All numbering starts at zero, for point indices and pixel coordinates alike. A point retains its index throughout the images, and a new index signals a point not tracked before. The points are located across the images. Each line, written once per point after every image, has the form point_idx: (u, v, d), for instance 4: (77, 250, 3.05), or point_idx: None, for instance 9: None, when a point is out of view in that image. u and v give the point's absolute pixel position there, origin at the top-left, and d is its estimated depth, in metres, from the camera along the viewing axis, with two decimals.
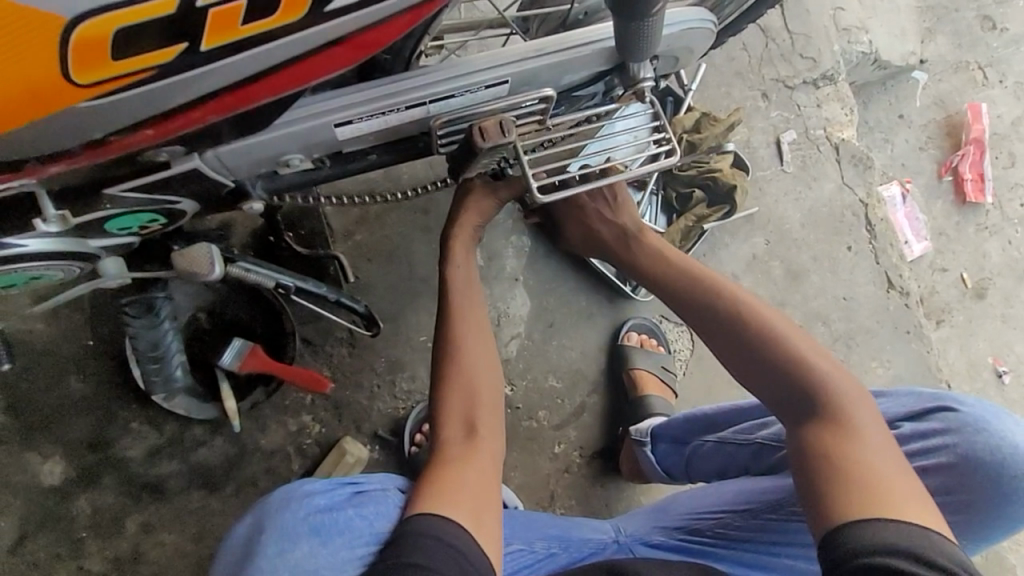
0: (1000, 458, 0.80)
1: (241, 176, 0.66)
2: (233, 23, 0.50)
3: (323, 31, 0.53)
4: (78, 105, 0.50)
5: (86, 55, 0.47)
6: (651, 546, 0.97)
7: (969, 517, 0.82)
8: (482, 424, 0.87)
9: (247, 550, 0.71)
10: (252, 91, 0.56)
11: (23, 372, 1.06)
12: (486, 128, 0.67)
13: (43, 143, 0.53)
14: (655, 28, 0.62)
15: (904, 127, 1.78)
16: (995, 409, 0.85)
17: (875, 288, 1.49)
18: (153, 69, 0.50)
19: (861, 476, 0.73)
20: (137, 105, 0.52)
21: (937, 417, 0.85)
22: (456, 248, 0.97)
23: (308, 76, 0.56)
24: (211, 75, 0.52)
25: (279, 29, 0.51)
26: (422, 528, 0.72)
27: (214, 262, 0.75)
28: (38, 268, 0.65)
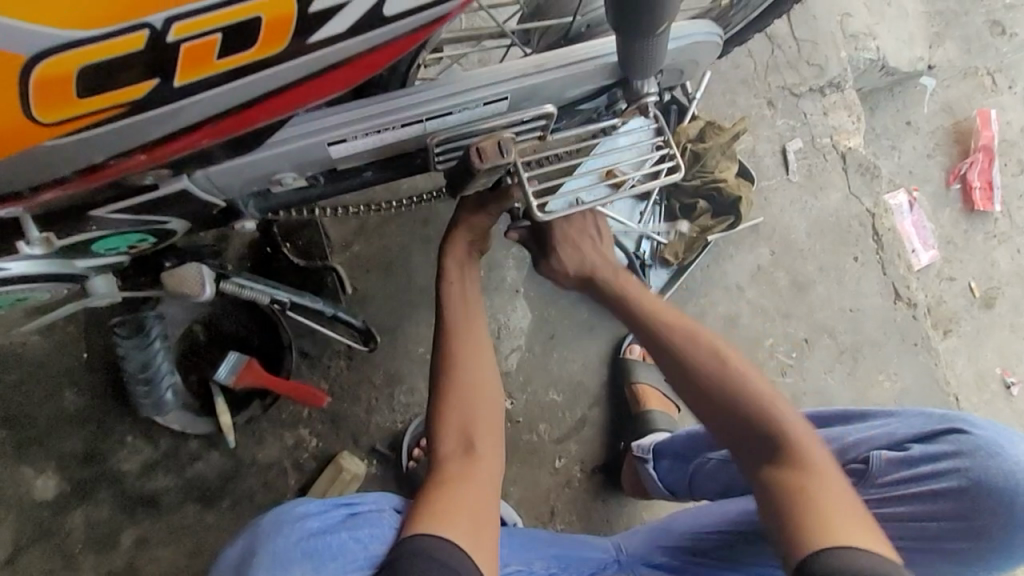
0: (1014, 484, 0.76)
1: (233, 195, 0.64)
2: (208, 57, 0.48)
3: (311, 60, 0.51)
4: (47, 143, 0.49)
5: (49, 94, 0.45)
6: (652, 566, 0.98)
7: (982, 545, 0.79)
8: (478, 443, 0.85)
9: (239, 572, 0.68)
10: (240, 119, 0.54)
11: (16, 386, 1.04)
12: (484, 149, 0.65)
13: (29, 174, 0.51)
14: (660, 44, 0.60)
15: (912, 134, 1.76)
16: (1009, 432, 0.82)
17: (882, 299, 1.46)
18: (123, 106, 0.48)
19: (818, 509, 0.71)
20: (119, 136, 0.50)
21: (947, 440, 0.82)
22: (452, 263, 0.95)
23: (298, 102, 0.55)
24: (196, 105, 0.51)
25: (261, 62, 0.49)
26: (420, 548, 0.69)
27: (205, 283, 0.73)
28: (24, 289, 0.63)
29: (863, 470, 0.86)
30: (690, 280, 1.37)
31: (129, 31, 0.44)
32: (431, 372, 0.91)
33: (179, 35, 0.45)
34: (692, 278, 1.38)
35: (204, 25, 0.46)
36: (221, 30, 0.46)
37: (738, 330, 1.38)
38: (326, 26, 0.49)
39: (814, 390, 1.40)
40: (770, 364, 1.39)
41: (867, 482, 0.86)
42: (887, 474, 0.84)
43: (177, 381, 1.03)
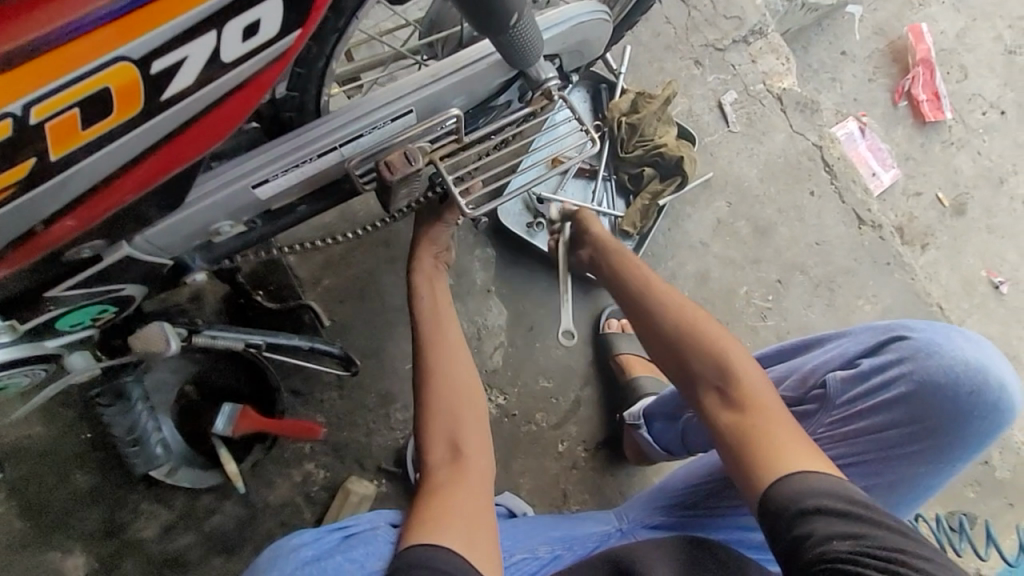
0: (954, 377, 0.81)
1: (177, 251, 0.69)
2: (75, 130, 0.50)
3: (180, 110, 0.55)
4: None
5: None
6: (652, 527, 0.98)
7: (937, 440, 0.83)
8: (470, 444, 0.89)
9: None
10: (134, 178, 0.57)
11: (30, 478, 1.08)
12: (392, 161, 0.68)
13: None
14: (526, 32, 0.62)
15: (849, 63, 1.79)
16: (946, 328, 0.85)
17: (846, 227, 1.49)
18: (10, 188, 0.50)
19: (770, 441, 0.78)
20: (18, 216, 0.53)
21: (893, 348, 0.84)
22: (420, 278, 1.00)
23: (189, 151, 0.59)
24: (84, 173, 0.53)
25: (126, 124, 0.52)
26: (415, 560, 0.72)
27: (169, 338, 0.76)
28: (3, 377, 0.67)
29: (823, 394, 0.87)
30: (655, 247, 1.40)
31: None
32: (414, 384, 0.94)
33: (41, 116, 0.47)
34: (657, 244, 1.41)
35: (60, 103, 0.47)
36: (79, 103, 0.48)
37: (711, 285, 1.41)
38: (175, 80, 0.52)
39: (797, 328, 1.43)
40: (749, 311, 1.42)
41: (829, 405, 0.87)
42: (846, 393, 0.86)
43: (165, 436, 1.07)
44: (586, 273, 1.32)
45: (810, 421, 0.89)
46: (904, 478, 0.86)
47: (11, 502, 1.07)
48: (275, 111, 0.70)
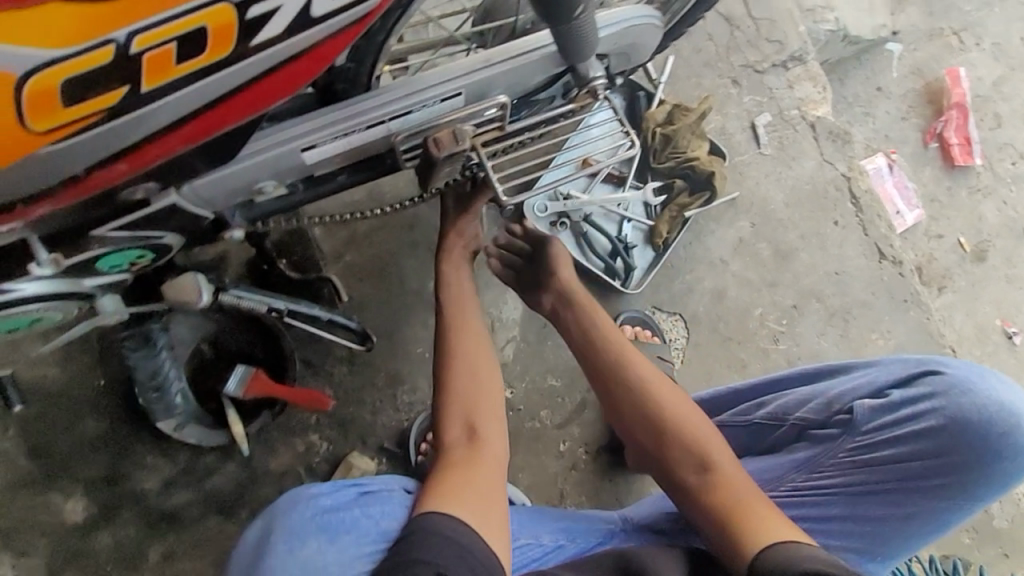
0: (986, 416, 0.83)
1: (219, 207, 0.70)
2: (168, 64, 0.52)
3: (266, 57, 0.56)
4: (44, 149, 0.52)
5: (36, 105, 0.49)
6: (658, 531, 0.99)
7: (960, 477, 0.84)
8: (485, 428, 0.91)
9: (258, 550, 0.72)
10: (212, 119, 0.58)
11: (40, 417, 1.10)
12: (440, 138, 0.70)
13: (33, 181, 0.55)
14: (588, 26, 0.64)
15: (884, 99, 1.79)
16: (978, 369, 0.88)
17: (867, 260, 1.49)
18: (100, 113, 0.52)
19: (746, 516, 0.82)
20: (100, 143, 0.54)
21: (925, 382, 0.87)
22: (449, 264, 1.02)
23: (266, 99, 0.60)
24: (167, 108, 0.55)
25: (215, 64, 0.54)
26: (431, 527, 0.73)
27: (202, 290, 0.78)
28: (36, 310, 0.67)
29: (850, 420, 0.89)
30: (675, 259, 1.41)
31: (98, 46, 0.48)
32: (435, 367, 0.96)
33: (141, 46, 0.49)
34: (677, 257, 1.41)
35: (161, 35, 0.50)
36: (177, 38, 0.50)
37: (727, 303, 1.42)
38: (266, 26, 0.53)
39: (807, 355, 1.43)
40: (762, 333, 1.42)
41: (853, 430, 0.89)
42: (873, 421, 0.88)
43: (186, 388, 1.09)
44: (604, 277, 1.34)
45: (833, 444, 0.90)
46: (924, 513, 0.86)
47: (19, 440, 1.09)
48: (329, 81, 0.71)
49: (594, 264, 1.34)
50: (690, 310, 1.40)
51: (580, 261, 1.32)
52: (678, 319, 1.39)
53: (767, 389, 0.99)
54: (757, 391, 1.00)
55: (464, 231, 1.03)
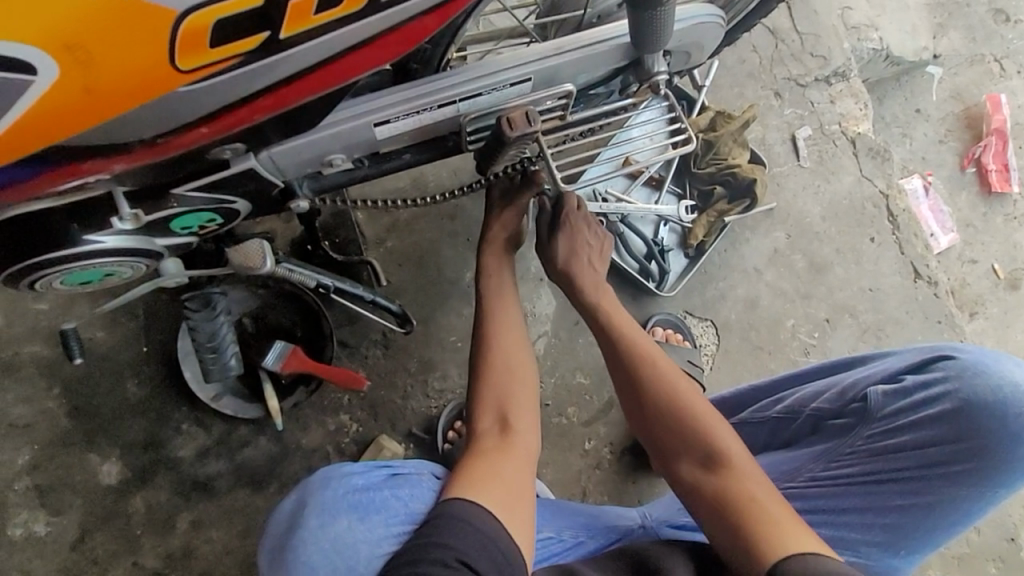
0: (1001, 397, 0.80)
1: (289, 176, 0.72)
2: (307, 13, 0.54)
3: (390, 16, 0.58)
4: (179, 90, 0.54)
5: (186, 43, 0.52)
6: (678, 527, 0.95)
7: (983, 462, 0.81)
8: (519, 422, 0.86)
9: (290, 528, 0.67)
10: (329, 73, 0.60)
11: (84, 379, 1.13)
12: (513, 118, 0.71)
13: (153, 124, 0.57)
14: (667, 16, 0.66)
15: (922, 121, 1.78)
16: (997, 353, 0.85)
17: (901, 278, 1.48)
18: (236, 58, 0.54)
19: (761, 520, 0.75)
20: (226, 89, 0.56)
21: (939, 366, 0.85)
22: (490, 253, 0.99)
23: (375, 62, 0.61)
24: (294, 59, 0.57)
25: (346, 18, 0.56)
26: (453, 511, 0.69)
27: (265, 256, 0.80)
28: (109, 265, 0.70)
29: (864, 407, 0.88)
30: (709, 266, 1.41)
31: None
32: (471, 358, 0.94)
33: None
34: (711, 263, 1.41)
35: None
36: None
37: (758, 313, 1.41)
38: None
39: None
40: (792, 345, 1.41)
41: (868, 418, 0.88)
42: (886, 408, 0.86)
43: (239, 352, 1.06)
44: (638, 278, 1.35)
45: (849, 434, 0.89)
46: (947, 503, 0.83)
47: (63, 400, 1.12)
48: (405, 61, 0.75)
49: (629, 265, 1.35)
50: (721, 317, 1.40)
51: (615, 261, 1.33)
52: (709, 325, 1.40)
53: (790, 382, 1.00)
54: (777, 387, 1.02)
55: (510, 225, 1.00)
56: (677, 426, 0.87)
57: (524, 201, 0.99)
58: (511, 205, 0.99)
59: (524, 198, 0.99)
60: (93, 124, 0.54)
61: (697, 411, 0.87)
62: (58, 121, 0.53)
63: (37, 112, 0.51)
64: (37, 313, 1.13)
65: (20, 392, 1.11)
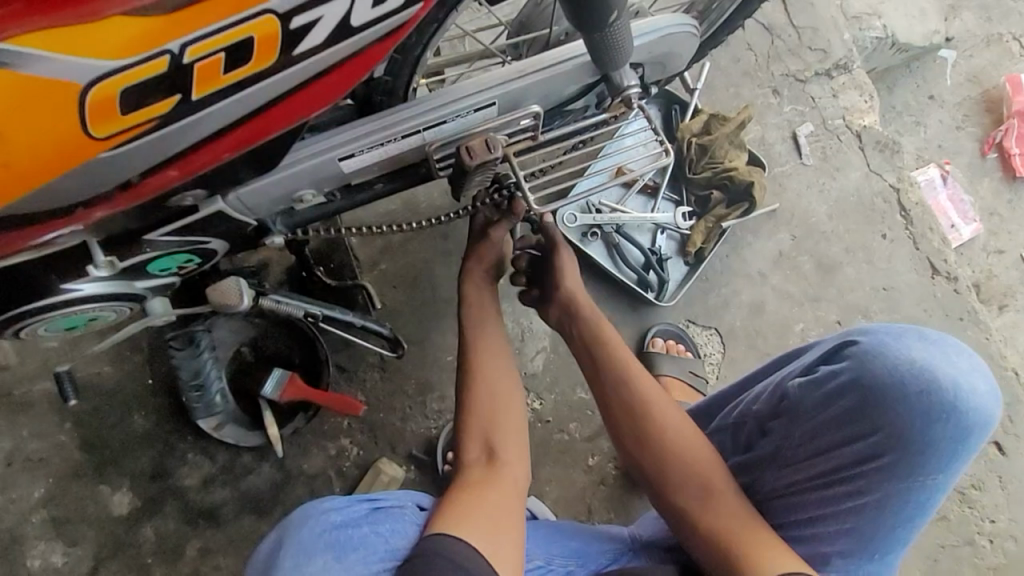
0: (899, 377, 0.69)
1: (261, 214, 0.73)
2: (217, 73, 0.55)
3: (310, 65, 0.59)
4: (101, 156, 0.55)
5: (98, 111, 0.52)
6: (669, 548, 0.91)
7: (906, 450, 0.70)
8: (506, 453, 0.85)
9: (266, 567, 0.64)
10: (275, 116, 0.61)
11: (94, 413, 1.16)
12: (473, 146, 0.70)
13: (93, 184, 0.58)
14: (621, 32, 0.64)
15: (937, 108, 1.70)
16: (904, 328, 0.73)
17: (918, 275, 1.42)
18: (153, 121, 0.55)
19: (738, 544, 0.76)
20: (150, 150, 0.57)
21: (844, 354, 0.74)
22: (470, 285, 0.98)
23: (306, 109, 0.62)
24: (216, 114, 0.58)
25: (260, 73, 0.57)
26: (435, 547, 0.67)
27: (243, 294, 0.81)
28: (91, 310, 0.72)
29: (787, 406, 0.79)
30: (711, 271, 1.37)
31: (154, 57, 0.52)
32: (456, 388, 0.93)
33: (193, 56, 0.53)
34: (712, 269, 1.37)
35: (211, 45, 0.53)
36: (225, 48, 0.54)
37: (765, 318, 1.37)
38: (309, 34, 0.56)
39: None
40: None
41: (795, 417, 0.79)
42: (807, 402, 0.76)
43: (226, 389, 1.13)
44: (637, 288, 1.32)
45: (786, 435, 0.80)
46: (894, 499, 0.73)
47: (74, 434, 1.15)
48: (367, 92, 0.75)
49: (626, 276, 1.32)
50: (726, 324, 1.36)
51: (611, 271, 1.31)
52: (714, 333, 1.36)
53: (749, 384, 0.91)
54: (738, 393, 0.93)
55: (489, 255, 0.98)
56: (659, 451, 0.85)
57: (502, 231, 0.97)
58: (487, 235, 0.98)
59: (502, 228, 0.97)
60: (23, 194, 0.55)
61: (675, 433, 0.85)
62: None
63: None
64: (48, 351, 1.17)
65: (34, 428, 1.15)
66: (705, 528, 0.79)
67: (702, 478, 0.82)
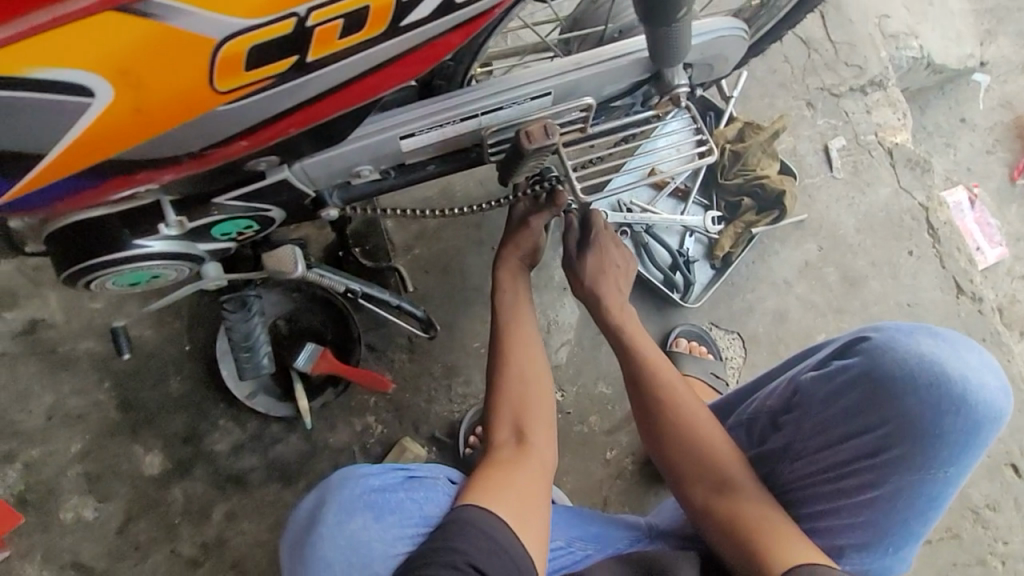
0: (909, 369, 0.70)
1: (320, 186, 0.76)
2: (332, 38, 0.58)
3: (413, 36, 0.62)
4: (217, 108, 0.59)
5: (225, 67, 0.56)
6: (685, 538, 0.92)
7: (917, 443, 0.71)
8: (535, 435, 0.88)
9: (310, 524, 0.69)
10: (369, 84, 0.64)
11: (133, 374, 1.20)
12: (532, 131, 0.73)
13: (182, 142, 0.61)
14: (683, 30, 0.67)
15: (967, 131, 1.71)
16: (916, 326, 0.75)
17: (943, 293, 1.43)
18: (269, 79, 0.59)
19: (757, 534, 0.77)
20: (261, 106, 0.61)
21: (855, 349, 0.76)
22: (505, 273, 1.01)
23: (402, 76, 0.65)
24: (323, 77, 0.61)
25: (370, 41, 0.60)
26: (467, 517, 0.70)
27: (297, 261, 0.84)
28: (156, 268, 0.76)
29: (799, 399, 0.81)
30: (737, 277, 1.39)
31: (281, 19, 0.54)
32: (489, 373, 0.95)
33: (315, 21, 0.56)
34: (739, 275, 1.39)
35: (332, 12, 0.56)
36: (344, 15, 0.56)
37: (788, 326, 1.38)
38: (417, 8, 0.59)
39: None
40: None
41: (806, 410, 0.80)
42: (818, 394, 0.78)
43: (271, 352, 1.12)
44: (663, 288, 1.34)
45: (797, 429, 0.81)
46: (906, 492, 0.74)
47: (113, 393, 1.20)
48: (430, 77, 0.79)
49: (653, 276, 1.34)
50: (749, 330, 1.38)
51: (639, 271, 1.33)
52: (736, 338, 1.37)
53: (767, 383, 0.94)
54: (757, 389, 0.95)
55: (525, 243, 1.01)
56: (682, 443, 0.88)
57: (542, 220, 1.00)
58: (526, 224, 1.01)
59: (542, 217, 1.00)
60: (143, 139, 0.59)
61: (700, 427, 0.88)
62: (106, 140, 0.58)
63: (88, 133, 0.57)
64: (92, 311, 1.22)
65: (75, 385, 1.20)
66: (726, 517, 0.81)
67: (724, 470, 0.84)
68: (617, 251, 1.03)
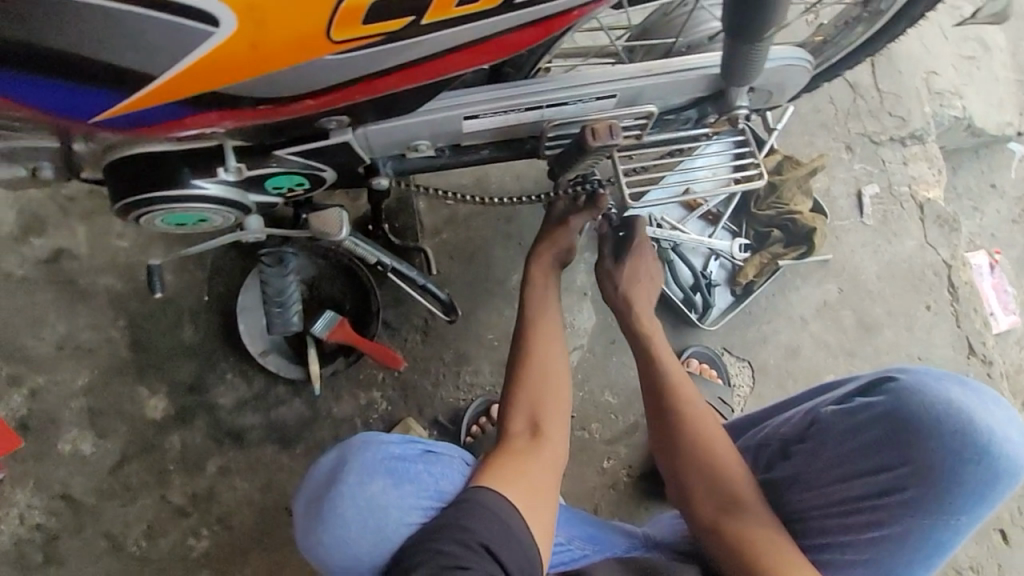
0: (936, 414, 0.71)
1: (376, 154, 0.77)
2: (451, 4, 0.59)
3: (523, 14, 0.63)
4: (327, 57, 0.60)
5: (346, 17, 0.57)
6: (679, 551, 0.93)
7: (935, 486, 0.73)
8: (550, 430, 0.88)
9: (330, 481, 0.70)
10: (472, 55, 0.65)
11: (149, 316, 1.21)
12: (597, 129, 0.74)
13: (263, 88, 0.62)
14: (761, 50, 0.68)
15: (996, 197, 1.71)
16: (945, 372, 0.75)
17: (954, 352, 1.44)
18: (382, 36, 0.60)
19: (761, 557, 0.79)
20: (362, 62, 0.62)
21: (882, 388, 0.77)
22: (537, 269, 1.02)
23: (504, 51, 0.66)
24: (432, 41, 0.62)
25: (485, 11, 0.61)
26: (481, 499, 0.71)
27: (343, 225, 0.85)
28: (204, 211, 0.77)
29: (818, 430, 0.82)
30: (755, 306, 1.40)
31: None
32: (509, 365, 0.95)
33: None
34: (757, 305, 1.40)
35: None
36: None
37: (798, 362, 1.39)
38: None
39: None
40: None
41: (824, 442, 0.81)
42: (838, 428, 0.80)
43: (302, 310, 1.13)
44: (682, 307, 1.35)
45: (812, 459, 0.82)
46: (916, 534, 0.75)
47: (126, 332, 1.20)
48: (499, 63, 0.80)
49: (674, 294, 1.35)
50: (759, 360, 1.38)
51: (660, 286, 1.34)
52: (746, 366, 1.38)
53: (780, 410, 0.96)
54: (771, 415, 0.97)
55: (561, 241, 1.02)
56: (694, 459, 0.87)
57: (580, 220, 1.01)
58: (563, 223, 1.02)
59: (580, 219, 1.01)
60: (248, 77, 0.60)
61: (714, 444, 0.87)
62: (217, 71, 0.59)
63: (199, 62, 0.58)
64: (118, 249, 1.22)
65: (89, 319, 1.20)
66: (732, 537, 0.81)
67: (734, 490, 0.84)
68: (650, 263, 1.04)
